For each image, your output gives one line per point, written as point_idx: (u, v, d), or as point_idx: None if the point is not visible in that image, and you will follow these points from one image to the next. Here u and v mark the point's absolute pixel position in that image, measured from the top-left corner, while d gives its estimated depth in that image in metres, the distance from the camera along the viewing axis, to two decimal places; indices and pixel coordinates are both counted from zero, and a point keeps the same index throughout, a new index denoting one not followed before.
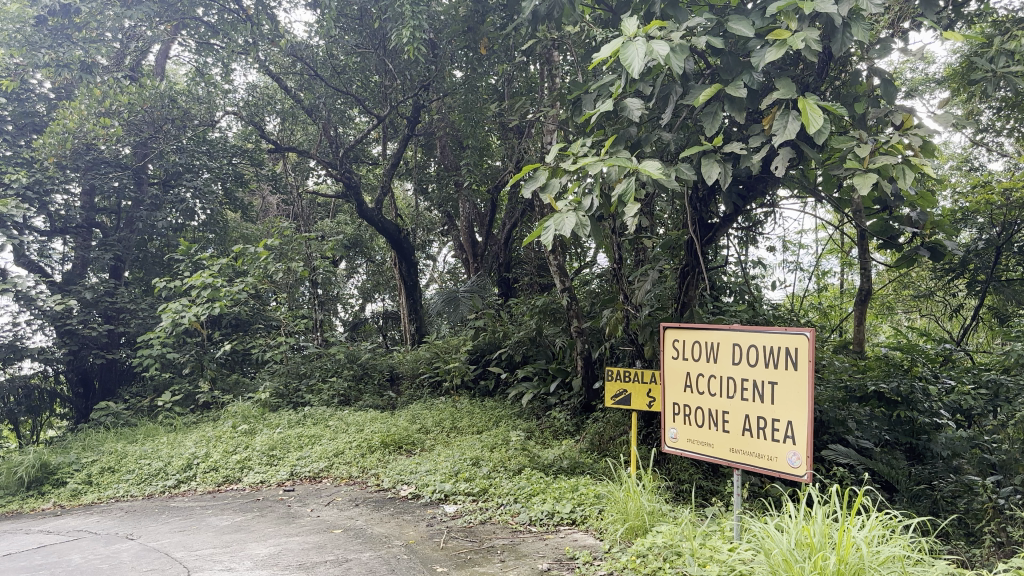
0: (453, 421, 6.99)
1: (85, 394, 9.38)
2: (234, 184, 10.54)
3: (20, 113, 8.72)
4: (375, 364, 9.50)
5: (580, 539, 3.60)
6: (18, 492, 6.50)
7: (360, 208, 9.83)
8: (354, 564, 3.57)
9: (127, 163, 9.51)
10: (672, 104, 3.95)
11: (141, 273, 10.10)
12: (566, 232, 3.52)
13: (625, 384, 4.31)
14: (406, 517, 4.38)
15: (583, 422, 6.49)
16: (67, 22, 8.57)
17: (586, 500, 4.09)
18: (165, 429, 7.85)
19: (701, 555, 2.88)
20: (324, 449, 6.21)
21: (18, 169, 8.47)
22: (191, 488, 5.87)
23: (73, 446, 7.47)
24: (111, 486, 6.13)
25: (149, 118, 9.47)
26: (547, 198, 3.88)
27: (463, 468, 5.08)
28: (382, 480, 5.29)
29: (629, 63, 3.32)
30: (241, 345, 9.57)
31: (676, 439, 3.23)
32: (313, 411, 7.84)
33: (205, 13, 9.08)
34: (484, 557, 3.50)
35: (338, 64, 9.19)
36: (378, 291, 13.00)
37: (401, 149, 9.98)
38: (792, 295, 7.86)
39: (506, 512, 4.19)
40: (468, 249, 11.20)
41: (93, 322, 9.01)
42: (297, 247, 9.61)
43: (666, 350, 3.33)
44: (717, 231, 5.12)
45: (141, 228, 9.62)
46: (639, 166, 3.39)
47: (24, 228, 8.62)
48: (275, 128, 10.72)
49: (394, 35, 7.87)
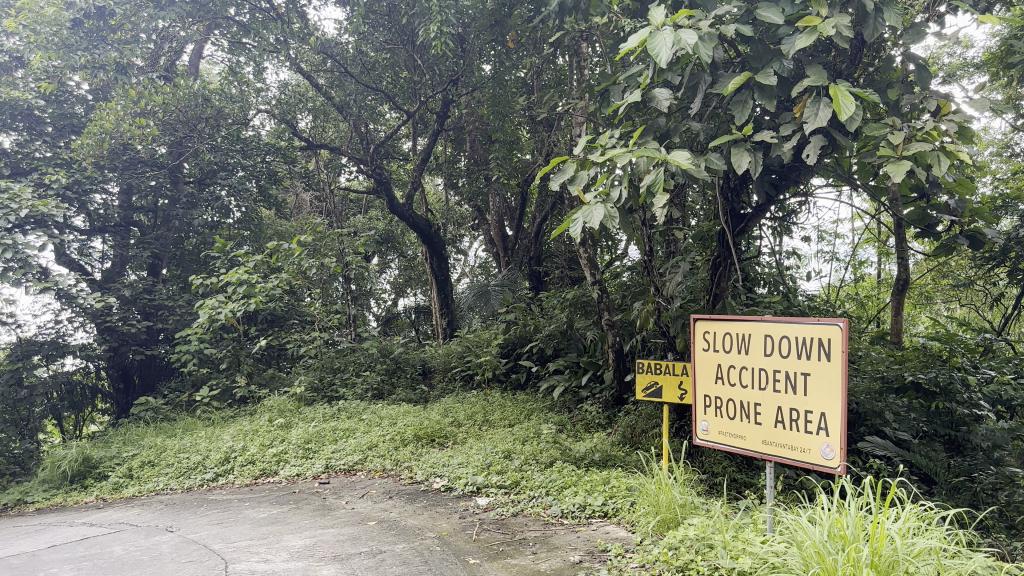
0: (485, 414, 7.01)
1: (125, 389, 9.77)
2: (268, 181, 10.84)
3: (59, 115, 8.98)
4: (408, 358, 9.57)
5: (612, 532, 3.59)
6: (62, 486, 6.66)
7: (391, 204, 9.85)
8: (388, 555, 3.61)
9: (164, 162, 9.69)
10: (702, 94, 3.92)
11: (179, 270, 10.27)
12: (595, 225, 3.44)
13: (656, 375, 4.27)
14: (439, 509, 4.42)
15: (616, 415, 6.46)
16: (102, 24, 8.74)
17: (618, 493, 4.07)
18: (204, 424, 8.02)
19: (734, 548, 2.88)
20: (358, 442, 6.28)
21: (57, 170, 8.63)
22: (229, 481, 5.97)
23: (114, 441, 7.64)
24: (152, 479, 6.26)
25: (182, 118, 9.63)
26: (574, 190, 3.82)
27: (495, 460, 5.11)
28: (415, 473, 5.35)
29: (656, 53, 3.25)
30: (277, 341, 9.69)
31: (708, 432, 3.22)
32: (347, 405, 7.94)
33: (237, 12, 9.16)
34: (516, 549, 3.52)
35: (369, 61, 9.08)
36: (410, 286, 13.07)
37: (432, 145, 9.94)
38: (829, 287, 7.70)
39: (538, 504, 4.20)
40: (499, 244, 11.19)
41: (132, 318, 9.20)
42: (329, 242, 9.74)
43: (696, 341, 3.32)
44: (750, 221, 5.01)
45: (178, 227, 9.77)
46: (667, 158, 3.30)
47: (64, 227, 8.79)
48: (307, 125, 10.87)
49: (422, 31, 7.83)
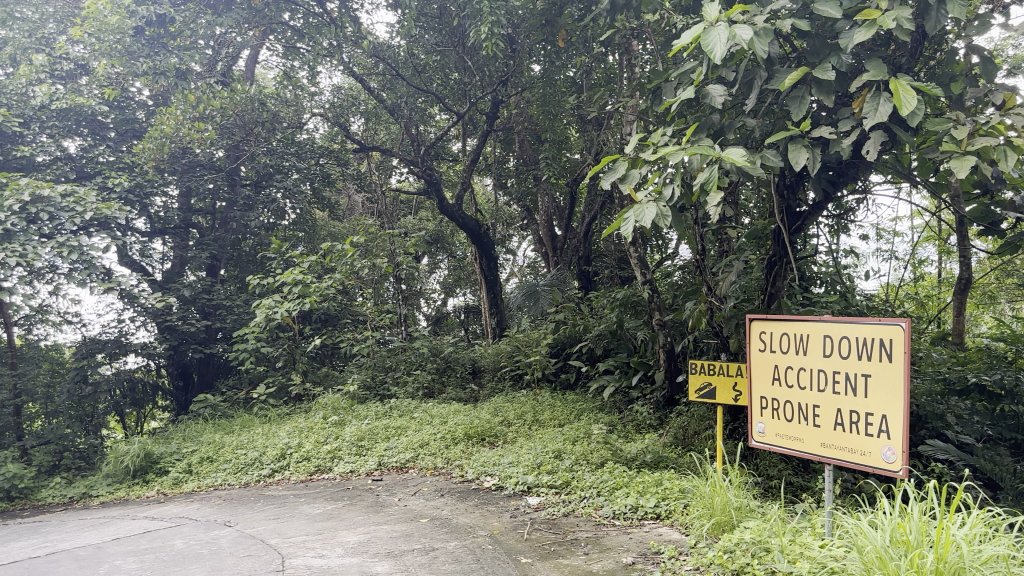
0: (535, 414, 7.01)
1: (184, 386, 10.04)
2: (322, 184, 10.87)
3: (121, 120, 9.30)
4: (458, 358, 9.63)
5: (665, 534, 3.56)
6: (125, 480, 6.89)
7: (441, 204, 9.92)
8: (441, 552, 3.64)
9: (222, 166, 9.92)
10: (756, 90, 3.86)
11: (237, 271, 10.51)
12: (647, 224, 3.40)
13: (710, 375, 4.22)
14: (490, 508, 4.43)
15: (667, 416, 6.41)
16: (162, 31, 8.93)
17: (671, 494, 4.03)
18: (261, 421, 8.18)
19: (791, 552, 2.83)
20: (409, 440, 6.34)
21: (120, 174, 8.90)
22: (285, 477, 6.09)
23: (174, 437, 7.84)
24: (210, 475, 6.42)
25: (240, 122, 9.88)
26: (625, 189, 3.78)
27: (546, 460, 5.10)
28: (466, 472, 5.37)
29: (711, 49, 3.20)
30: (330, 340, 9.84)
31: (764, 434, 3.17)
32: (398, 403, 8.02)
33: (291, 18, 9.34)
34: (568, 549, 3.52)
35: (419, 64, 9.30)
36: (459, 286, 13.11)
37: (481, 145, 9.96)
38: (887, 286, 7.53)
39: (589, 505, 4.18)
40: (547, 243, 11.10)
41: (192, 317, 9.44)
42: (381, 243, 9.84)
43: (752, 342, 3.27)
44: (806, 219, 4.92)
45: (235, 228, 10.02)
46: (721, 155, 3.26)
47: (127, 229, 9.07)
48: (359, 127, 11.03)
49: (473, 32, 7.88)
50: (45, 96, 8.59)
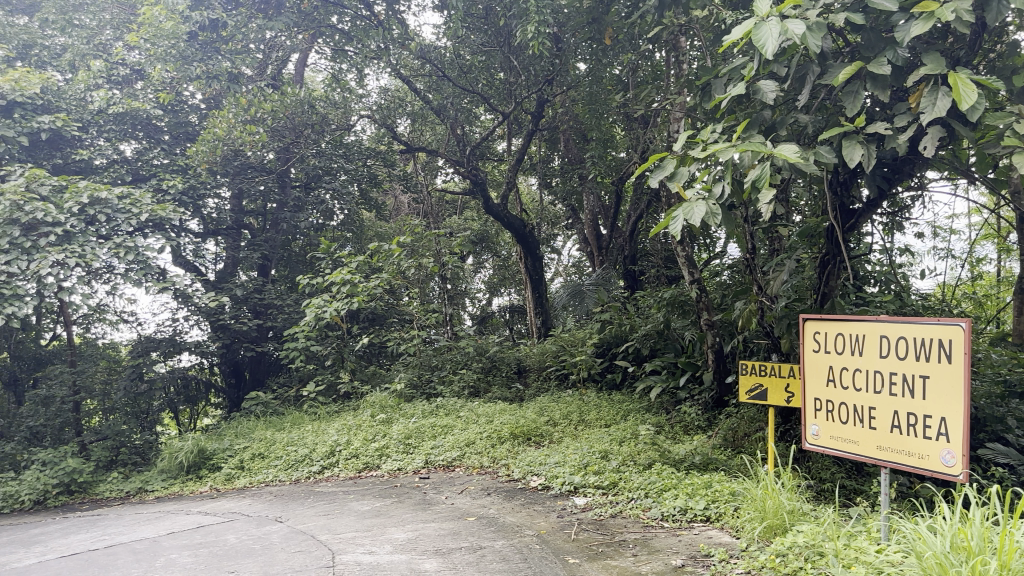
0: (581, 414, 6.98)
1: (236, 384, 10.23)
2: (369, 184, 11.07)
3: (175, 123, 9.55)
4: (503, 357, 9.59)
5: (715, 537, 3.52)
6: (179, 476, 7.06)
7: (486, 204, 9.94)
8: (488, 551, 3.65)
9: (272, 167, 10.09)
10: (809, 85, 3.80)
11: (287, 271, 10.70)
12: (696, 222, 3.35)
13: (761, 377, 4.15)
14: (537, 508, 4.42)
15: (716, 418, 6.33)
16: (215, 35, 8.98)
17: (720, 497, 3.97)
18: (310, 418, 8.30)
19: (846, 556, 2.77)
20: (456, 438, 6.37)
21: (175, 176, 9.12)
22: (334, 474, 6.17)
23: (227, 434, 8.00)
24: (262, 471, 6.54)
25: (290, 125, 9.98)
26: (675, 187, 3.73)
27: (593, 461, 5.08)
28: (512, 471, 5.37)
29: (762, 44, 3.15)
30: (378, 338, 9.95)
31: (818, 436, 3.11)
32: (445, 402, 8.06)
33: (339, 21, 9.47)
34: (616, 551, 3.49)
35: (465, 64, 9.29)
36: (504, 286, 13.13)
37: (526, 145, 9.95)
38: (944, 285, 7.33)
39: (637, 506, 4.15)
40: (593, 242, 11.04)
41: (244, 317, 9.62)
42: (427, 243, 9.87)
43: (806, 343, 3.21)
44: (860, 217, 4.81)
45: (285, 229, 10.18)
46: (773, 151, 3.20)
47: (181, 230, 9.28)
48: (406, 129, 11.10)
49: (520, 31, 7.89)
50: (102, 101, 8.95)
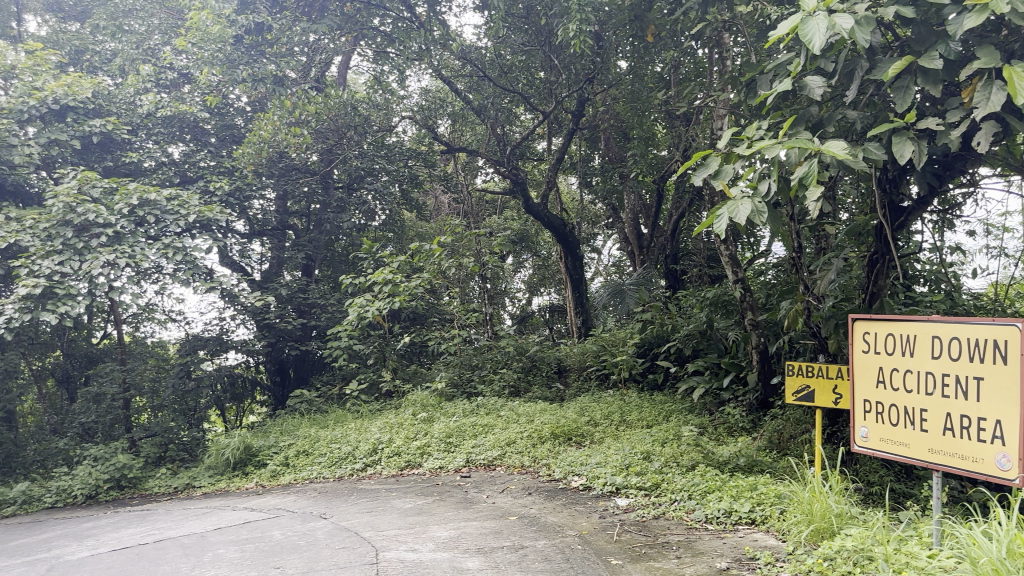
0: (622, 414, 6.94)
1: (282, 382, 10.40)
2: (410, 185, 11.00)
3: (221, 126, 9.74)
4: (543, 357, 9.58)
5: (761, 540, 3.47)
6: (226, 472, 7.19)
7: (526, 203, 9.94)
8: (530, 550, 3.65)
9: (316, 169, 10.22)
10: (858, 80, 3.71)
11: (330, 271, 10.86)
12: (742, 221, 3.30)
13: (808, 378, 4.08)
14: (579, 508, 4.41)
15: (761, 420, 6.24)
16: (260, 39, 9.01)
17: (766, 499, 3.92)
18: (353, 416, 8.38)
19: (897, 561, 2.72)
20: (497, 438, 6.38)
21: (222, 178, 9.30)
22: (376, 472, 6.23)
23: (272, 431, 8.13)
24: (306, 468, 6.63)
25: (333, 126, 10.21)
26: (719, 185, 3.68)
27: (635, 461, 5.05)
28: (553, 471, 5.36)
29: (810, 39, 3.08)
30: (420, 338, 10.02)
31: (868, 438, 3.05)
32: (486, 401, 8.08)
33: (381, 23, 9.48)
34: (659, 552, 3.47)
35: (505, 63, 9.37)
36: (544, 285, 13.13)
37: (567, 144, 9.92)
38: (997, 285, 7.14)
39: (680, 508, 4.11)
40: (634, 242, 10.95)
41: (289, 316, 9.77)
42: (467, 243, 9.88)
43: (855, 343, 3.15)
44: (909, 215, 4.70)
45: (329, 230, 10.32)
46: (821, 148, 3.12)
47: (227, 231, 9.45)
48: (446, 129, 11.13)
49: (561, 30, 7.86)
50: (152, 105, 9.21)
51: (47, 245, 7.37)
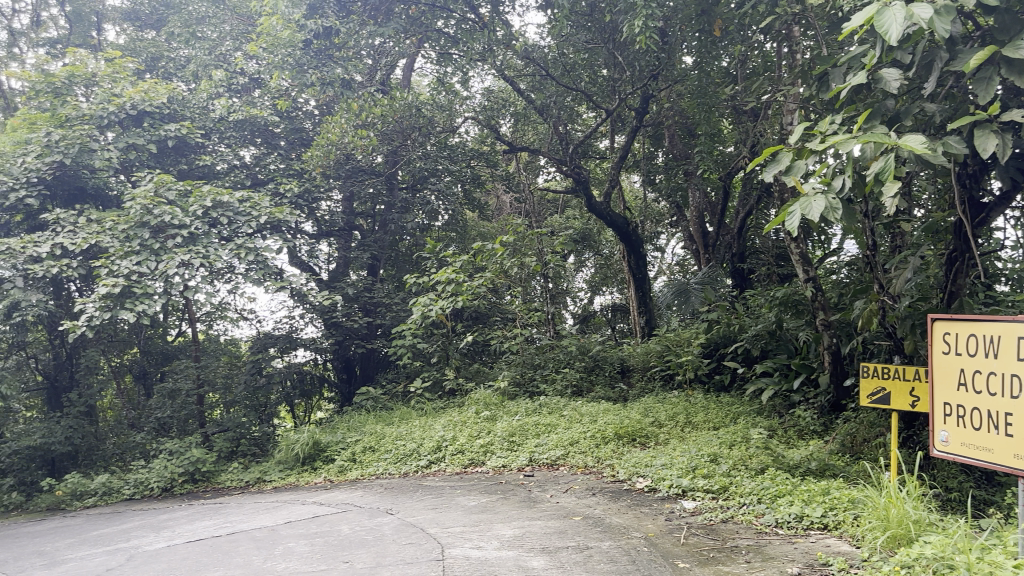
0: (688, 416, 6.85)
1: (348, 379, 10.58)
2: (472, 185, 11.05)
3: (291, 129, 10.01)
4: (606, 357, 9.51)
5: (834, 545, 3.38)
6: (295, 466, 7.37)
7: (589, 202, 9.89)
8: (595, 551, 3.63)
9: (381, 170, 10.38)
10: (936, 72, 3.61)
11: (394, 271, 11.01)
12: (815, 217, 3.22)
13: (884, 380, 3.96)
14: (644, 510, 4.38)
15: (833, 422, 6.09)
16: (328, 43, 9.26)
17: (839, 504, 3.81)
18: (417, 413, 8.49)
19: (979, 571, 2.61)
20: (560, 437, 6.36)
21: (291, 180, 9.53)
22: (441, 469, 6.30)
23: (339, 427, 8.28)
24: (372, 464, 6.75)
25: (399, 128, 10.24)
26: (791, 182, 3.60)
27: (701, 464, 4.97)
28: (618, 472, 5.32)
29: (886, 31, 2.97)
30: (482, 337, 10.08)
31: (948, 443, 2.94)
32: (548, 400, 8.08)
33: (445, 25, 9.56)
34: (728, 556, 3.41)
35: (568, 62, 9.36)
36: (607, 284, 13.06)
37: (630, 142, 9.84)
38: None
39: (749, 512, 4.04)
40: (699, 240, 10.89)
41: (355, 315, 9.94)
42: (530, 242, 9.89)
43: (934, 344, 3.05)
44: (992, 211, 4.51)
45: (393, 230, 10.50)
46: (898, 142, 3.03)
47: (296, 232, 9.67)
48: (509, 129, 11.15)
49: (626, 26, 7.80)
50: (224, 110, 9.48)
51: (125, 245, 7.67)
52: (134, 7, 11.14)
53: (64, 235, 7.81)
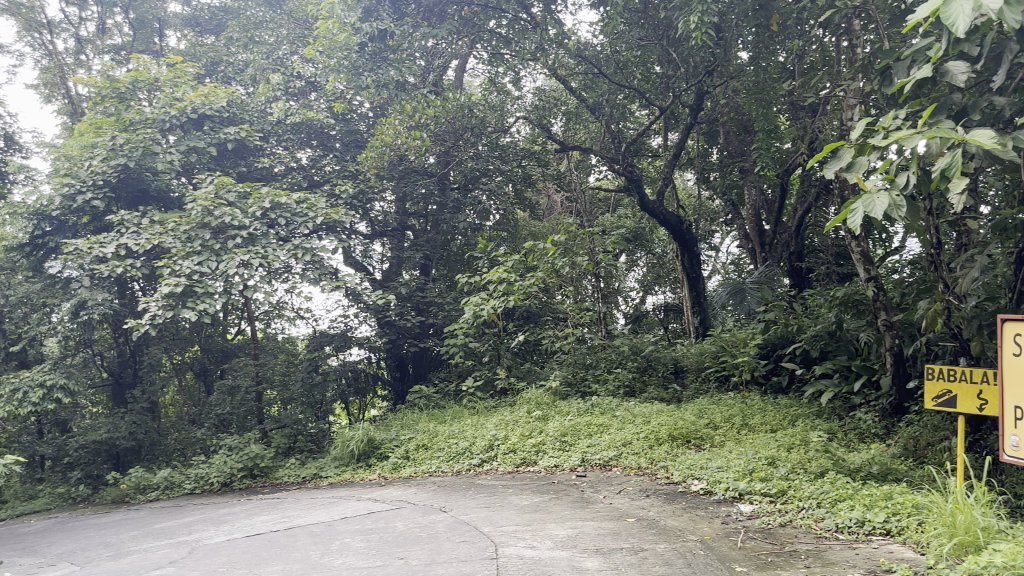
0: (744, 418, 6.75)
1: (401, 378, 10.69)
2: (523, 185, 11.09)
3: (346, 131, 10.10)
4: (659, 357, 9.43)
5: (897, 552, 3.30)
6: (350, 463, 7.48)
7: (641, 200, 9.81)
8: (650, 554, 3.60)
9: (433, 171, 10.47)
10: (1007, 64, 3.50)
11: (446, 271, 11.08)
12: (879, 215, 3.13)
13: (949, 383, 3.83)
14: (700, 513, 4.32)
15: (895, 426, 5.94)
16: (382, 46, 9.20)
17: (902, 510, 3.72)
18: (470, 412, 8.54)
19: None
20: (613, 438, 6.33)
21: (346, 182, 9.68)
22: (493, 468, 6.33)
23: (393, 425, 8.38)
24: (425, 462, 6.82)
25: (451, 129, 10.38)
26: (852, 178, 3.49)
27: (758, 467, 4.89)
28: (672, 474, 5.27)
29: (953, 23, 2.84)
30: (534, 336, 10.09)
31: (1018, 448, 2.83)
32: (601, 401, 8.05)
33: (496, 25, 9.63)
34: (787, 561, 3.35)
35: (621, 59, 9.21)
36: (659, 283, 12.95)
37: (684, 140, 9.72)
38: None
39: (808, 516, 3.96)
40: (755, 238, 10.68)
41: (408, 314, 10.04)
42: (582, 242, 9.82)
43: (1005, 345, 2.94)
44: None
45: (446, 230, 10.61)
46: (965, 137, 2.94)
47: (350, 232, 9.81)
48: (560, 128, 11.12)
49: (681, 22, 7.70)
50: (282, 113, 9.68)
51: (187, 246, 7.88)
52: (194, 13, 11.43)
53: (128, 236, 8.07)
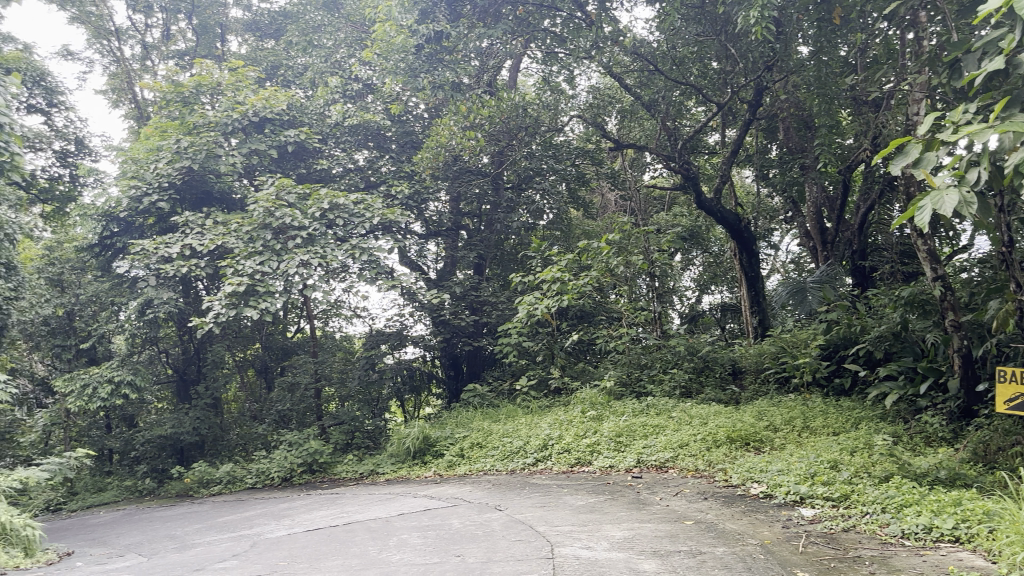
0: (805, 421, 6.61)
1: (456, 376, 10.76)
2: (577, 184, 11.05)
3: (402, 133, 10.21)
4: (716, 357, 9.31)
5: (967, 560, 3.19)
6: (406, 460, 7.57)
7: (698, 198, 9.69)
8: (708, 557, 3.56)
9: (488, 170, 10.51)
10: None
11: (500, 270, 11.11)
12: (948, 212, 3.03)
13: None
14: (760, 516, 4.25)
15: (963, 430, 5.75)
16: (439, 47, 9.31)
17: (972, 516, 3.60)
18: (524, 412, 8.56)
19: None
20: (669, 439, 6.27)
21: (402, 183, 9.79)
22: (548, 467, 6.34)
23: (448, 423, 8.44)
24: (480, 460, 6.86)
25: (505, 129, 10.26)
26: (919, 174, 3.38)
27: (820, 470, 4.79)
28: (731, 476, 5.20)
29: None
30: (588, 336, 10.05)
31: None
32: (656, 401, 7.98)
33: (551, 24, 9.57)
34: (850, 567, 3.28)
35: (677, 56, 9.12)
36: (715, 283, 12.78)
37: (742, 137, 9.56)
38: None
39: (873, 522, 3.87)
40: (817, 236, 10.38)
41: (462, 313, 10.10)
42: (637, 241, 9.67)
43: None
44: None
45: (499, 229, 10.67)
46: None
47: (406, 232, 9.91)
48: (615, 127, 11.04)
49: (740, 17, 7.58)
50: (340, 115, 9.90)
51: (249, 246, 8.08)
52: (255, 18, 11.69)
53: (192, 237, 8.30)
